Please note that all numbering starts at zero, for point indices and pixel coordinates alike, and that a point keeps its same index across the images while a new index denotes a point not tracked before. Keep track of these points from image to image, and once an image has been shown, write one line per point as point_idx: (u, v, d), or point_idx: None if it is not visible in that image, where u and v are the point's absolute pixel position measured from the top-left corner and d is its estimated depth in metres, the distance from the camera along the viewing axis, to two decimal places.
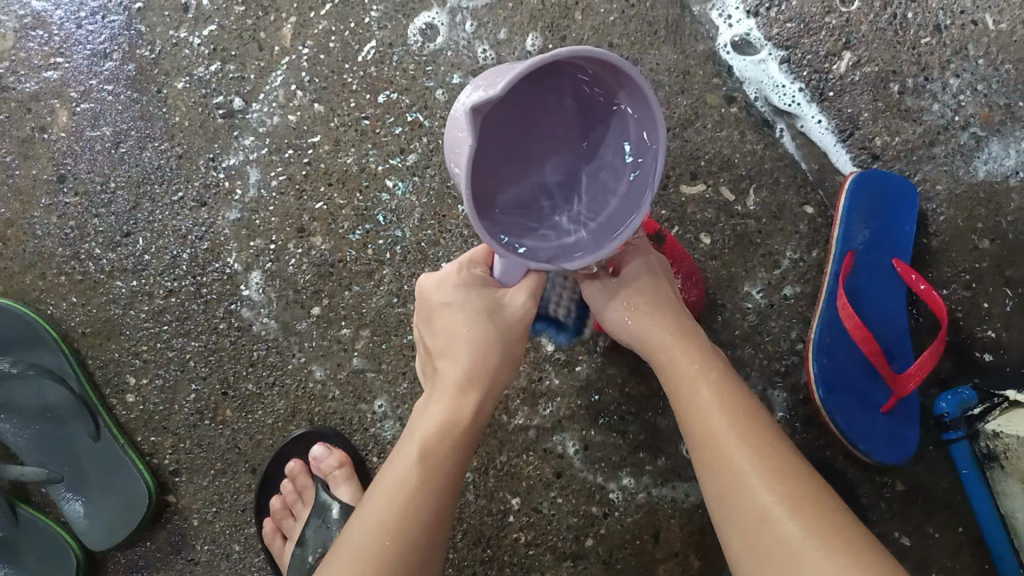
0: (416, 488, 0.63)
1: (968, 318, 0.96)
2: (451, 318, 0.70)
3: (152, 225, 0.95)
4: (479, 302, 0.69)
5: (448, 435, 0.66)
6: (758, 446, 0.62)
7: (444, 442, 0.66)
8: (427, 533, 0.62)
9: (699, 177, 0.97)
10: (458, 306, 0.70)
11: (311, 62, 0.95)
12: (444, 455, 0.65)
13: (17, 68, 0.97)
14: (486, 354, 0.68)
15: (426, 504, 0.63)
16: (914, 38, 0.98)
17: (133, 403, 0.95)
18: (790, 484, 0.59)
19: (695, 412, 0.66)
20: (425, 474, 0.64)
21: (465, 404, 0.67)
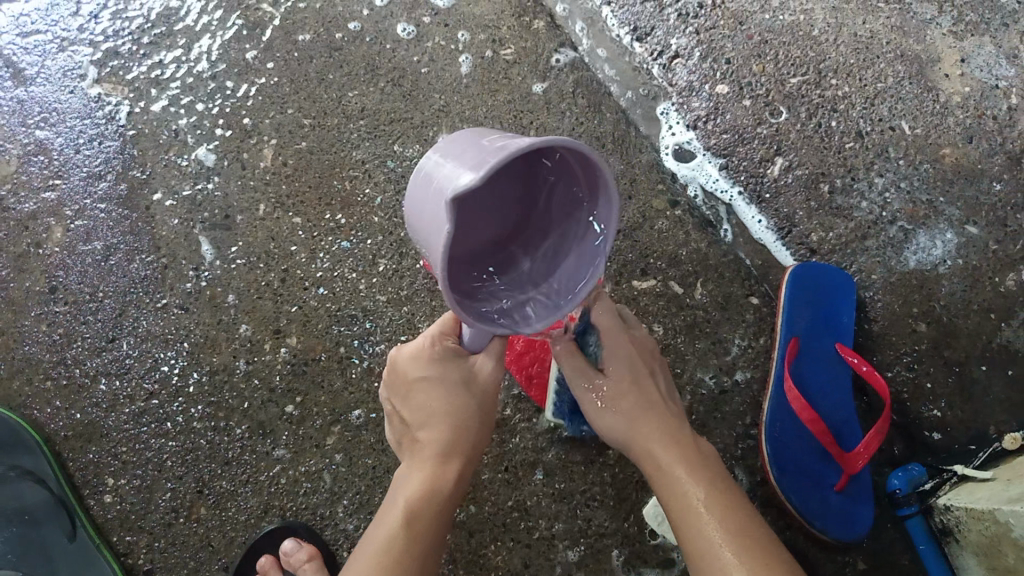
0: (401, 544, 0.70)
1: (913, 398, 1.01)
2: (429, 392, 0.79)
3: (136, 331, 1.01)
4: (459, 378, 0.79)
5: (432, 499, 0.73)
6: (734, 527, 0.70)
7: (430, 507, 0.73)
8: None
9: (651, 273, 1.04)
10: (437, 378, 0.79)
11: (288, 179, 1.04)
12: (427, 517, 0.73)
13: (19, 190, 1.06)
14: (460, 425, 0.78)
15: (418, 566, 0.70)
16: (839, 144, 1.08)
17: (110, 502, 0.96)
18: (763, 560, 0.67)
19: (677, 499, 0.73)
20: (413, 538, 0.71)
21: (448, 471, 0.76)
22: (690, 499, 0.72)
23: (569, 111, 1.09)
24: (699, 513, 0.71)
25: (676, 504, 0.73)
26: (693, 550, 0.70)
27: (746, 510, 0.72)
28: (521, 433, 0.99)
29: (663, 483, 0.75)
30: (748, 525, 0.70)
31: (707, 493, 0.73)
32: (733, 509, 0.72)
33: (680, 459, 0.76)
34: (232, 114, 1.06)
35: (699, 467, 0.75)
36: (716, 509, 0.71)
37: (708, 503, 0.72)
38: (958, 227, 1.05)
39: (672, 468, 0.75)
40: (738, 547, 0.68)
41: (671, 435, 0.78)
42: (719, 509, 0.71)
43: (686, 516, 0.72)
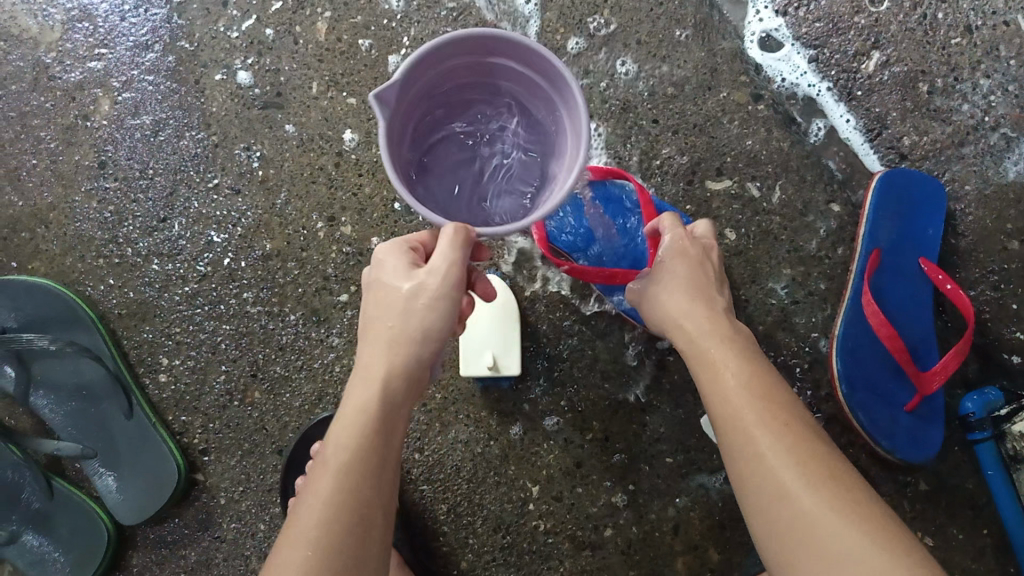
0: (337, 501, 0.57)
1: (996, 320, 0.95)
2: (374, 304, 0.63)
3: (187, 211, 0.98)
4: (395, 280, 0.62)
5: (362, 432, 0.60)
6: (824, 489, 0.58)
7: (360, 446, 0.59)
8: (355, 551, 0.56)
9: (726, 174, 0.98)
10: (384, 287, 0.63)
11: (343, 56, 0.98)
12: (361, 456, 0.59)
13: (63, 58, 1.01)
14: (396, 342, 0.61)
15: (352, 519, 0.57)
16: (944, 39, 0.98)
17: (165, 382, 0.97)
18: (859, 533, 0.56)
19: (748, 453, 0.61)
20: (344, 482, 0.58)
21: (381, 395, 0.61)
22: (766, 459, 0.60)
23: None
24: (779, 476, 0.59)
25: (745, 444, 0.62)
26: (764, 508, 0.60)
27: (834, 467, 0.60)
28: (579, 334, 0.95)
29: (733, 433, 0.63)
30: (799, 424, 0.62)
31: (789, 448, 0.60)
32: (819, 471, 0.59)
33: (756, 402, 0.63)
34: None
35: (778, 410, 0.63)
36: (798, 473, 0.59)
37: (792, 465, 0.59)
38: None
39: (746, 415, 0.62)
40: (834, 512, 0.57)
41: (739, 373, 0.64)
42: (806, 464, 0.60)
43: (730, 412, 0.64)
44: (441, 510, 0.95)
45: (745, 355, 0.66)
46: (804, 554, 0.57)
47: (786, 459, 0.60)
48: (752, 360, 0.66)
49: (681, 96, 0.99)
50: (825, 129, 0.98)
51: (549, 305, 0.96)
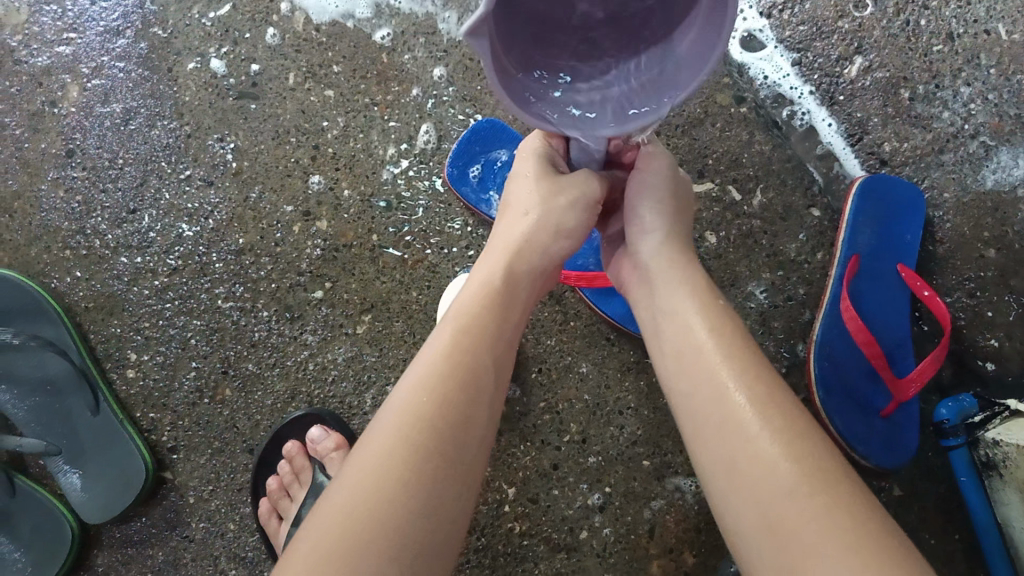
0: (462, 352, 0.57)
1: (971, 327, 0.95)
2: (514, 201, 0.68)
3: (158, 203, 0.95)
4: (542, 172, 0.68)
5: (485, 297, 0.61)
6: (803, 460, 0.51)
7: (483, 310, 0.60)
8: (467, 400, 0.55)
9: (707, 176, 0.98)
10: (520, 184, 0.69)
11: (322, 48, 0.95)
12: (485, 319, 0.60)
13: (31, 41, 0.97)
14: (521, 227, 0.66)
15: (467, 370, 0.56)
16: (926, 46, 0.98)
17: (133, 378, 0.94)
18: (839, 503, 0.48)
19: (719, 422, 0.55)
20: (460, 339, 0.58)
21: (504, 268, 0.63)
22: (738, 423, 0.54)
23: None
24: (753, 442, 0.52)
25: (705, 401, 0.56)
26: (733, 484, 0.52)
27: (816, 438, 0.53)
28: (558, 335, 0.95)
29: (702, 401, 0.57)
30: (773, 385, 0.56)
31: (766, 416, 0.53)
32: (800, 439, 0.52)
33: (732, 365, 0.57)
34: None
35: (757, 377, 0.56)
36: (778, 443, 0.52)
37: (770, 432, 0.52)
38: None
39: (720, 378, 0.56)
40: (807, 470, 0.50)
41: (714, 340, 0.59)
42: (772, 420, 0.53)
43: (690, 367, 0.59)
44: None
45: (719, 319, 0.61)
46: (763, 527, 0.50)
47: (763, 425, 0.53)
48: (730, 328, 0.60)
49: None
50: (806, 122, 0.98)
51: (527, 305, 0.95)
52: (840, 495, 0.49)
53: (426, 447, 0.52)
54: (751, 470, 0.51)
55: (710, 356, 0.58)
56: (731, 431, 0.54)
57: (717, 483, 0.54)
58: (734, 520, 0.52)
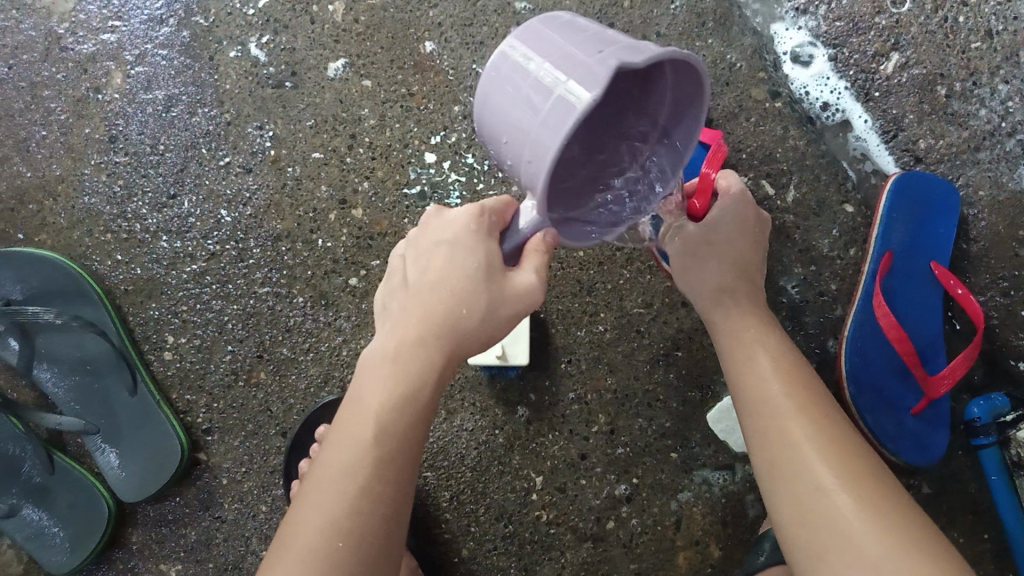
0: (386, 483, 0.60)
1: (1004, 327, 0.95)
2: (439, 276, 0.64)
3: (197, 189, 0.97)
4: (483, 264, 0.63)
5: (405, 412, 0.62)
6: (851, 478, 0.62)
7: (398, 433, 0.61)
8: (378, 534, 0.59)
9: (740, 170, 0.98)
10: (459, 255, 0.63)
11: (360, 38, 0.97)
12: (400, 443, 0.62)
13: (76, 29, 0.99)
14: (453, 325, 0.63)
15: (384, 505, 0.60)
16: (964, 43, 0.98)
17: (170, 359, 0.96)
18: (878, 505, 0.60)
19: (764, 419, 0.68)
20: (380, 469, 0.60)
21: (429, 378, 0.63)
22: (783, 427, 0.67)
23: None
24: (793, 438, 0.65)
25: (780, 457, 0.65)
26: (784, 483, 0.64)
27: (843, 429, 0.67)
28: (588, 326, 0.95)
29: (752, 399, 0.70)
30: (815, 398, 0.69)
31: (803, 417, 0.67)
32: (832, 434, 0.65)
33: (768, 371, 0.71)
34: None
35: (803, 394, 0.69)
36: (814, 438, 0.65)
37: (807, 435, 0.65)
38: None
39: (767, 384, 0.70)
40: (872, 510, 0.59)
41: (772, 370, 0.71)
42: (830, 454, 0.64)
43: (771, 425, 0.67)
44: (443, 497, 0.95)
45: (772, 345, 0.74)
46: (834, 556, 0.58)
47: (805, 432, 0.65)
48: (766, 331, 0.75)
49: None
50: (840, 118, 0.98)
51: (557, 296, 0.96)
52: (903, 523, 0.58)
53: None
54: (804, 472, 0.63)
55: (765, 374, 0.71)
56: (805, 480, 0.63)
57: (794, 527, 0.62)
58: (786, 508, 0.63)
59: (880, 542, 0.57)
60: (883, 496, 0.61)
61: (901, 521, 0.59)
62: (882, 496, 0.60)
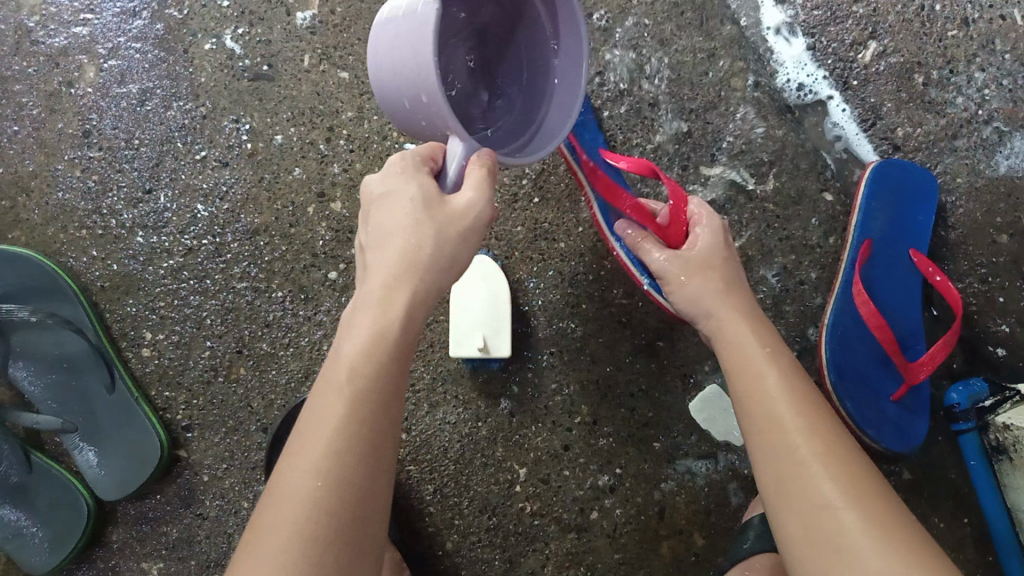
0: (363, 422, 0.56)
1: (983, 313, 0.96)
2: (389, 217, 0.62)
3: (174, 184, 0.96)
4: (431, 194, 0.61)
5: (375, 347, 0.58)
6: (849, 479, 0.59)
7: (370, 368, 0.57)
8: (361, 472, 0.55)
9: (720, 160, 0.98)
10: (401, 196, 0.61)
11: (337, 29, 0.96)
12: (375, 378, 0.58)
13: (47, 22, 0.98)
14: (414, 256, 0.61)
15: (364, 446, 0.56)
16: (941, 31, 0.98)
17: (148, 356, 0.95)
18: (865, 498, 0.58)
19: (757, 405, 0.66)
20: (355, 406, 0.56)
21: (395, 311, 0.60)
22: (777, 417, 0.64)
23: None
24: (787, 426, 0.63)
25: (774, 449, 0.63)
26: (773, 469, 0.62)
27: (833, 420, 0.65)
28: (570, 317, 0.95)
29: (745, 385, 0.67)
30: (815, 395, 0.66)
31: (799, 407, 0.64)
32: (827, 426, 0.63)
33: (763, 356, 0.68)
34: None
35: (803, 391, 0.66)
36: (809, 429, 0.62)
37: (802, 426, 0.63)
38: None
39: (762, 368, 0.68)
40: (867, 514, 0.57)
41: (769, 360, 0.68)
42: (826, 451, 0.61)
43: (767, 415, 0.64)
44: (427, 491, 0.94)
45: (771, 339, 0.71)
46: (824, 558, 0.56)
47: (798, 423, 0.63)
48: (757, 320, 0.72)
49: (678, 80, 0.99)
50: (819, 107, 0.98)
51: (539, 288, 0.96)
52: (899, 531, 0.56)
53: (328, 537, 0.53)
54: (796, 462, 0.61)
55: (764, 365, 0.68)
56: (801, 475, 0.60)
57: (785, 521, 0.60)
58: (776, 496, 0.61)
59: (868, 538, 0.55)
60: (874, 492, 0.59)
61: (887, 517, 0.57)
62: (872, 491, 0.59)
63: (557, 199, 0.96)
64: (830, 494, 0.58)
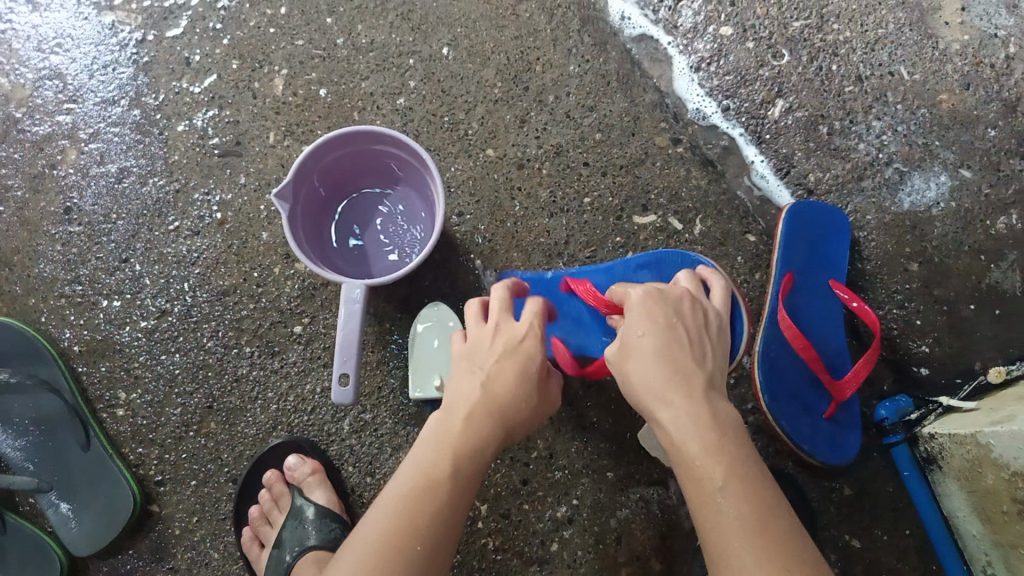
0: (441, 490, 0.70)
1: (903, 336, 1.04)
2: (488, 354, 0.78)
3: (148, 253, 1.03)
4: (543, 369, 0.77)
5: (467, 445, 0.72)
6: (769, 552, 0.59)
7: (456, 469, 0.71)
8: (437, 534, 0.68)
9: (651, 210, 1.07)
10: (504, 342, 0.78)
11: (299, 109, 1.07)
12: (463, 462, 0.72)
13: (33, 113, 1.08)
14: (499, 403, 0.75)
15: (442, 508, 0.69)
16: (839, 87, 1.10)
17: (122, 415, 0.99)
18: (774, 548, 0.60)
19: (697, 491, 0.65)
20: (443, 478, 0.70)
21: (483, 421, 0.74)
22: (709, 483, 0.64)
23: (576, 48, 1.11)
24: (709, 486, 0.64)
25: (709, 524, 0.63)
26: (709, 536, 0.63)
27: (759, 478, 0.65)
28: None
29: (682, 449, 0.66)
30: (740, 466, 0.65)
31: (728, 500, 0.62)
32: (764, 517, 0.62)
33: (694, 413, 0.67)
34: (243, 45, 1.08)
35: (729, 456, 0.65)
36: (744, 524, 0.61)
37: (732, 492, 0.63)
38: (952, 171, 1.07)
39: (705, 455, 0.65)
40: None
41: (703, 424, 0.67)
42: (756, 527, 0.61)
43: (698, 492, 0.65)
44: None
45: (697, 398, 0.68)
46: None
47: (724, 476, 0.64)
48: (703, 403, 0.68)
49: (608, 141, 1.09)
50: (737, 160, 1.09)
51: None
52: None
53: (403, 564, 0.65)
54: (733, 569, 0.60)
55: (692, 434, 0.66)
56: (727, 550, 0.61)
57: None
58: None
59: None
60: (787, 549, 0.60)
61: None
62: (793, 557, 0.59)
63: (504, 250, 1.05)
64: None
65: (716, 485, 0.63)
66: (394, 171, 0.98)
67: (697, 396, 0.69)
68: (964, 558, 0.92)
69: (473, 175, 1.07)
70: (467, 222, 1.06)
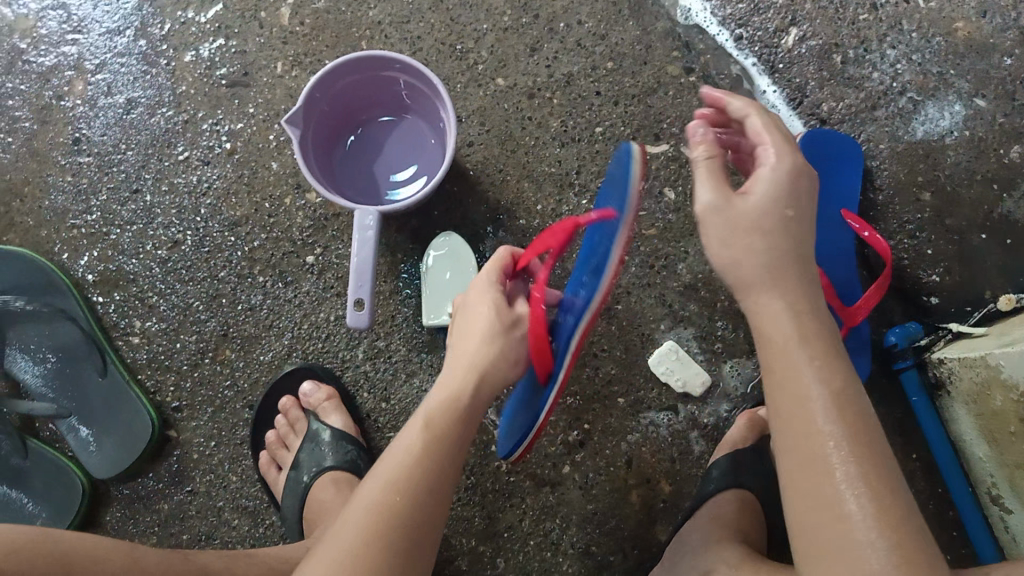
0: (422, 457, 0.68)
1: (913, 264, 1.04)
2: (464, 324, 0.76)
3: (159, 183, 1.03)
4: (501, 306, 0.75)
5: (448, 409, 0.71)
6: (862, 471, 0.58)
7: (441, 431, 0.69)
8: (417, 501, 0.66)
9: (663, 139, 1.06)
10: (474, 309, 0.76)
11: (306, 38, 1.06)
12: (447, 426, 0.70)
13: (38, 44, 1.06)
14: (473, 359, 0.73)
15: (420, 475, 0.67)
16: (853, 15, 1.09)
17: (138, 344, 1.00)
18: (867, 471, 0.58)
19: (797, 414, 0.61)
20: (428, 441, 0.69)
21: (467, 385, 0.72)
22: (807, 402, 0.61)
23: None
24: (807, 404, 0.60)
25: (798, 440, 0.60)
26: (796, 453, 0.60)
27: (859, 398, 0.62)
28: None
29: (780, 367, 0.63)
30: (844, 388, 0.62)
31: (825, 426, 0.59)
32: (863, 437, 0.59)
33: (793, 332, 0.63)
34: None
35: (833, 378, 0.62)
36: (841, 440, 0.59)
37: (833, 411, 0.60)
38: (966, 100, 1.06)
39: (817, 385, 0.61)
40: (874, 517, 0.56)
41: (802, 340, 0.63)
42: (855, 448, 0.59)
43: (788, 408, 0.61)
44: None
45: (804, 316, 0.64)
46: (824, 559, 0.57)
47: (825, 397, 0.60)
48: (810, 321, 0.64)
49: (619, 70, 1.08)
50: (749, 90, 1.08)
51: None
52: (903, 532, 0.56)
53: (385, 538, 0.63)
54: (824, 484, 0.58)
55: (790, 349, 0.63)
56: (815, 469, 0.59)
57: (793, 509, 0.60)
58: (796, 503, 0.60)
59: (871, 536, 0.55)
60: (877, 472, 0.58)
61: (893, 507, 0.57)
62: (886, 484, 0.58)
63: (515, 180, 1.05)
64: (856, 537, 0.55)
65: (813, 403, 0.60)
66: (403, 99, 0.98)
67: (801, 313, 0.64)
68: (969, 479, 0.94)
69: (483, 105, 1.07)
70: (477, 152, 1.05)
